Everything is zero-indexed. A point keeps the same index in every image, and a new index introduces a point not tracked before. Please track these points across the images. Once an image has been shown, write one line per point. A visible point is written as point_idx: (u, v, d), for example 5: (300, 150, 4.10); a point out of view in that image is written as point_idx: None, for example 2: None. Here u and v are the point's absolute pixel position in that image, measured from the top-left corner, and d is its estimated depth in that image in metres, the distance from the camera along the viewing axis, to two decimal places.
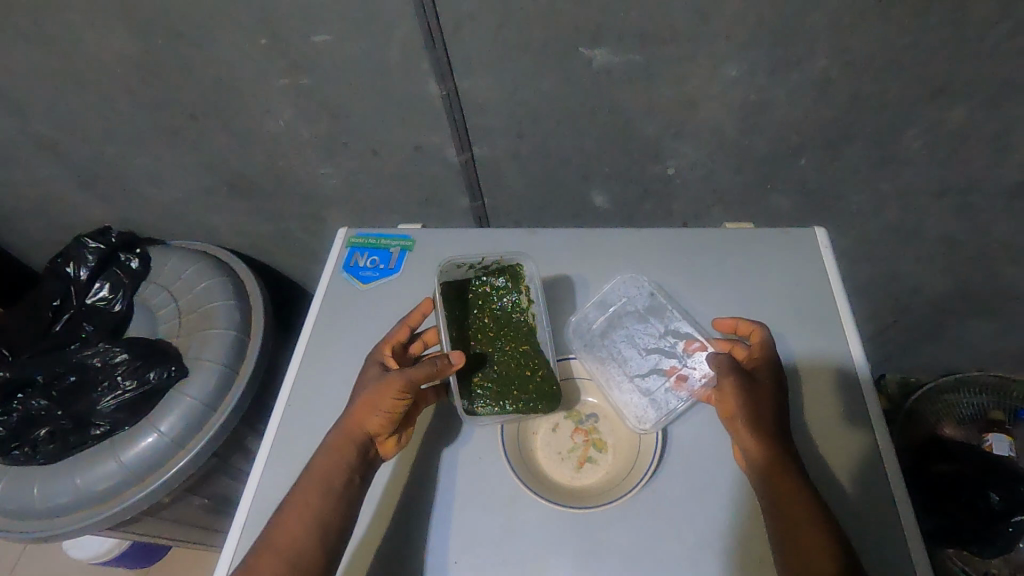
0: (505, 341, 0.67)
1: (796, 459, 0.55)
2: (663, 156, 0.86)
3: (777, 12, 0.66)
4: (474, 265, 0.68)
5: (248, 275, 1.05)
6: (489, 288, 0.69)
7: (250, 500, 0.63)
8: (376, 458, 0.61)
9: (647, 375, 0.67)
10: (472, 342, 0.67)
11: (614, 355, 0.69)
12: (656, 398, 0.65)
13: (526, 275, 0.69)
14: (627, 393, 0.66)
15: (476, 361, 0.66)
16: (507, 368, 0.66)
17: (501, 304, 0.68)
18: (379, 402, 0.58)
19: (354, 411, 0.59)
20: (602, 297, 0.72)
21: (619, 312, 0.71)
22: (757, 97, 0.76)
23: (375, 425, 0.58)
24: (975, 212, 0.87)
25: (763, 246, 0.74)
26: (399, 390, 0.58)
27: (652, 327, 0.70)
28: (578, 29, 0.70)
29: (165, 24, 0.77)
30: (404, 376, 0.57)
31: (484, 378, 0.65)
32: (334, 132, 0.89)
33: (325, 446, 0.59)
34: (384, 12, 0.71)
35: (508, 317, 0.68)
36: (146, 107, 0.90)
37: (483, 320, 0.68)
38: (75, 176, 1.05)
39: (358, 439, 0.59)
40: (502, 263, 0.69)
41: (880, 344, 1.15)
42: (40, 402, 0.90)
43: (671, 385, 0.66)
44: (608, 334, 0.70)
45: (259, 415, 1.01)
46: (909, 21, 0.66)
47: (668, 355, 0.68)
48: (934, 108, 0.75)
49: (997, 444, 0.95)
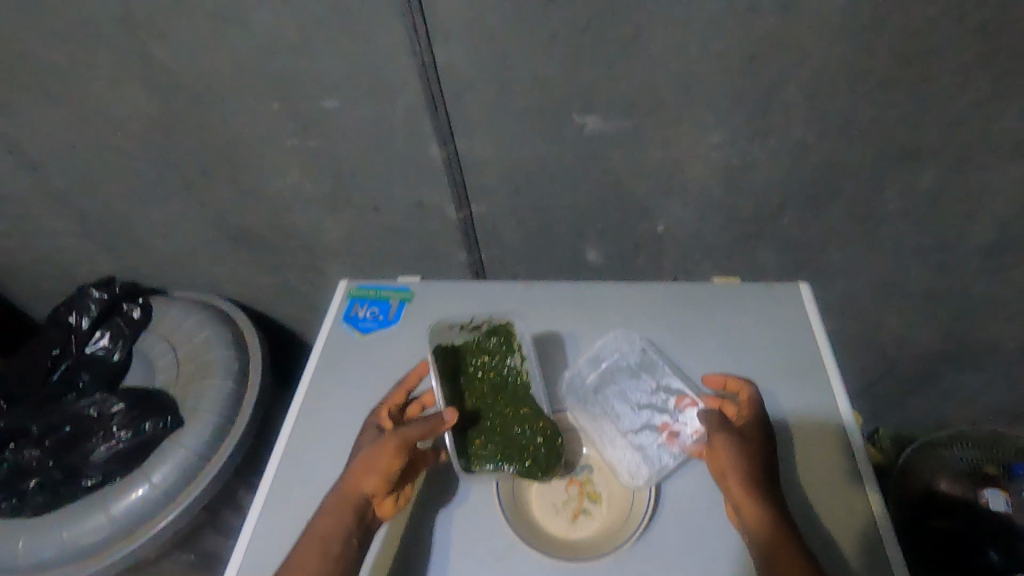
0: (500, 398, 0.67)
1: (787, 517, 0.56)
2: (652, 216, 0.91)
3: (752, 84, 0.72)
4: (466, 325, 0.73)
5: (248, 326, 1.06)
6: (485, 345, 0.70)
7: (242, 556, 0.63)
8: (375, 520, 0.60)
9: (640, 431, 0.68)
10: (468, 398, 0.67)
11: (608, 411, 0.70)
12: (648, 454, 0.66)
13: (517, 333, 0.72)
14: (620, 450, 0.67)
15: (471, 417, 0.66)
16: (507, 426, 0.66)
17: (499, 362, 0.69)
18: (374, 462, 0.59)
19: (352, 473, 0.60)
20: (593, 353, 0.74)
21: (609, 367, 0.73)
22: (737, 160, 0.81)
23: (372, 486, 0.59)
24: (949, 270, 0.91)
25: (750, 298, 0.77)
26: (394, 450, 0.58)
27: (644, 382, 0.71)
28: (570, 98, 0.76)
29: (185, 90, 0.82)
30: (399, 435, 0.59)
31: (486, 439, 0.65)
32: (339, 190, 0.93)
33: (325, 507, 0.59)
34: (392, 81, 0.76)
35: (502, 374, 0.69)
36: (161, 165, 0.94)
37: (478, 378, 0.68)
38: (84, 229, 1.09)
39: (355, 501, 0.59)
40: (496, 324, 0.72)
41: (873, 397, 1.17)
42: (33, 452, 0.89)
43: (664, 441, 0.66)
44: (600, 389, 0.71)
45: (252, 468, 1.00)
46: (872, 92, 0.71)
47: (660, 411, 0.69)
48: (907, 170, 0.79)
49: (994, 499, 0.91)
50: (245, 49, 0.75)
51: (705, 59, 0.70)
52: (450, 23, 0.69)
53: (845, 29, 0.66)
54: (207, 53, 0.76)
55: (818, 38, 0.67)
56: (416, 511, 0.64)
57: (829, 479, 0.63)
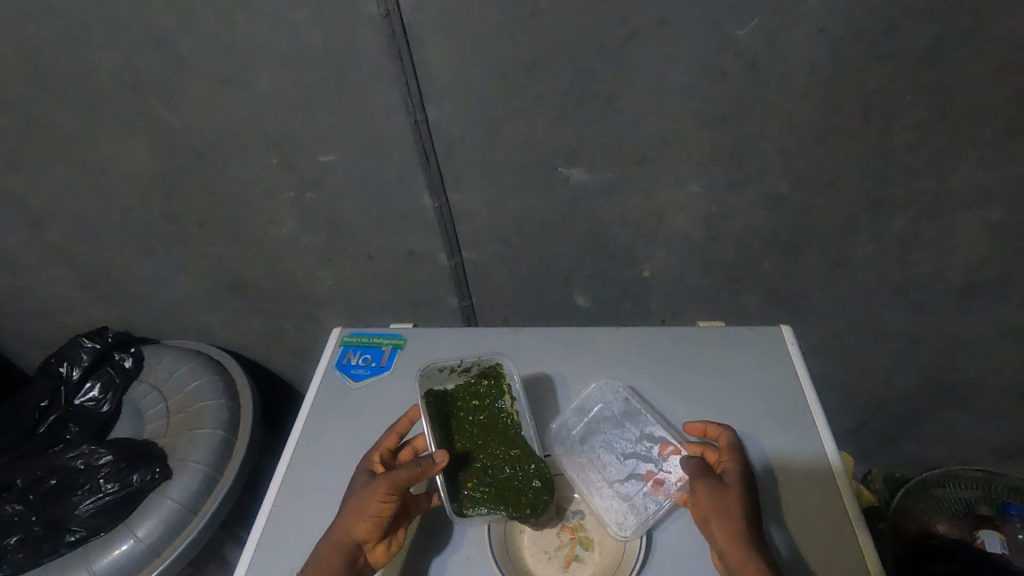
0: (491, 439, 0.68)
1: (772, 562, 0.56)
2: (638, 262, 0.94)
3: (726, 139, 0.76)
4: (454, 367, 0.74)
5: (240, 375, 1.06)
6: (474, 387, 0.72)
7: None
8: (366, 568, 0.60)
9: (626, 481, 0.68)
10: (458, 440, 0.68)
11: (593, 461, 0.70)
12: (635, 504, 0.66)
13: (506, 373, 0.73)
14: (607, 499, 0.67)
15: (460, 459, 0.67)
16: (498, 467, 0.66)
17: (489, 403, 0.70)
18: (365, 507, 0.59)
19: (343, 521, 0.60)
20: (579, 403, 0.75)
21: (594, 417, 0.73)
22: (716, 209, 0.85)
23: (363, 532, 0.59)
24: (926, 312, 0.94)
25: (735, 343, 0.79)
26: (386, 493, 0.59)
27: (628, 431, 0.72)
28: (556, 152, 0.79)
29: (187, 148, 0.85)
30: (390, 479, 0.59)
31: (479, 481, 0.65)
32: (334, 239, 0.96)
33: (315, 556, 0.59)
34: (386, 137, 0.80)
35: (493, 416, 0.70)
36: (159, 217, 0.96)
37: (468, 420, 0.69)
38: (79, 280, 1.10)
39: (347, 549, 0.59)
40: (484, 366, 0.74)
41: (863, 436, 1.18)
42: (15, 507, 0.87)
43: (649, 489, 0.67)
44: (585, 440, 0.72)
45: (240, 520, 0.98)
46: (839, 146, 0.76)
47: (645, 460, 0.69)
48: (877, 217, 0.83)
49: (989, 541, 0.94)
50: (245, 109, 0.79)
51: (681, 116, 0.74)
52: (441, 85, 0.73)
53: (810, 90, 0.71)
54: (209, 113, 0.80)
55: (786, 97, 0.71)
56: (405, 558, 0.63)
57: (817, 521, 0.63)
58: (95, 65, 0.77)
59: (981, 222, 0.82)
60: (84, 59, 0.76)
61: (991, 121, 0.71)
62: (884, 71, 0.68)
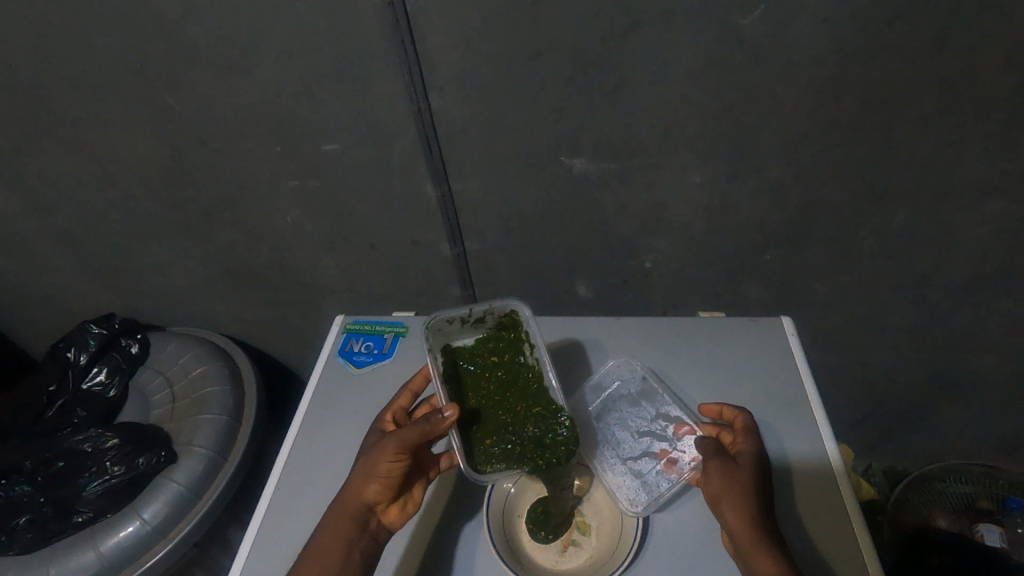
0: (510, 395, 0.70)
1: (780, 542, 0.56)
2: (640, 253, 0.94)
3: (728, 130, 0.76)
4: (462, 317, 0.71)
5: (245, 362, 1.07)
6: (490, 342, 0.73)
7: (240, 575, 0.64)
8: (380, 530, 0.62)
9: (639, 458, 0.70)
10: (471, 398, 0.70)
11: (608, 437, 0.72)
12: (646, 481, 0.67)
13: (523, 321, 0.72)
14: (620, 475, 0.68)
15: (474, 417, 0.68)
16: (520, 423, 0.67)
17: (507, 360, 0.72)
18: (374, 469, 0.60)
19: (353, 484, 0.61)
20: (597, 380, 0.76)
21: (611, 394, 0.75)
22: (718, 201, 0.85)
23: (372, 493, 0.60)
24: (928, 307, 0.94)
25: (738, 336, 0.79)
26: (395, 453, 0.59)
27: (643, 410, 0.74)
28: (556, 142, 0.80)
29: (192, 136, 0.86)
30: (397, 439, 0.59)
31: (498, 438, 0.66)
32: (337, 229, 0.96)
33: (328, 518, 0.60)
34: (389, 126, 0.80)
35: (512, 370, 0.72)
36: (163, 205, 0.97)
37: (484, 379, 0.71)
38: (86, 267, 1.11)
39: (357, 513, 0.60)
40: (498, 313, 0.72)
41: (864, 428, 1.18)
42: (24, 488, 0.89)
43: (662, 467, 0.68)
44: (601, 416, 0.74)
45: (244, 505, 1.00)
46: (842, 138, 0.76)
47: (659, 438, 0.71)
48: (879, 209, 0.83)
49: (988, 535, 0.92)
50: (248, 97, 0.79)
51: (683, 107, 0.74)
52: (443, 73, 0.74)
53: (813, 80, 0.70)
54: (214, 102, 0.81)
55: (788, 88, 0.71)
56: (411, 541, 0.66)
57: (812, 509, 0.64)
58: (102, 54, 0.77)
59: (986, 215, 0.81)
60: (91, 46, 0.77)
61: (996, 113, 0.71)
62: (888, 62, 0.68)
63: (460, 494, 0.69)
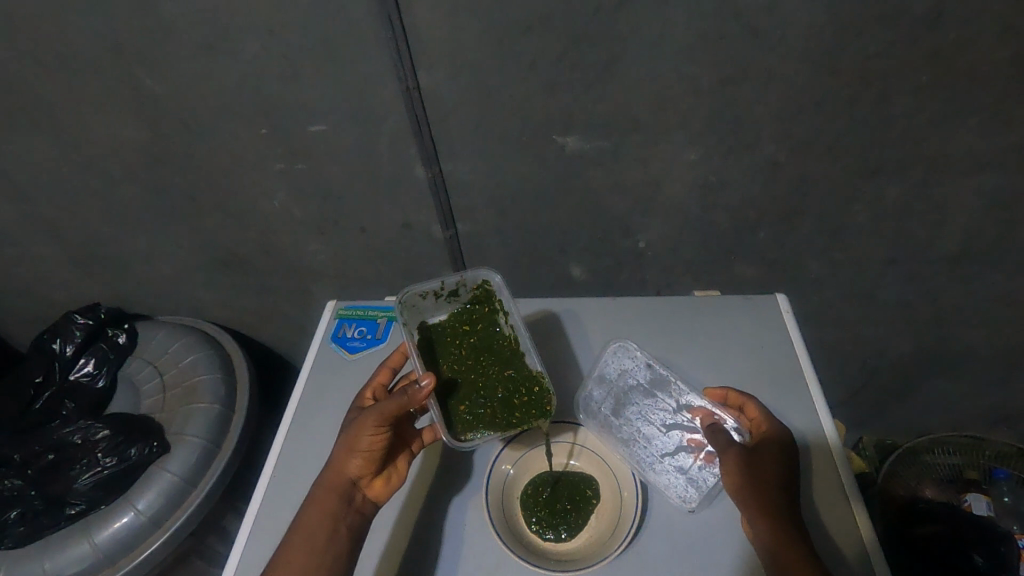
0: (485, 361, 0.72)
1: (801, 527, 0.58)
2: (634, 232, 0.93)
3: (721, 106, 0.75)
4: (436, 290, 0.74)
5: (236, 350, 1.06)
6: (466, 310, 0.75)
7: (240, 551, 0.64)
8: (366, 505, 0.62)
9: (676, 453, 0.70)
10: (446, 369, 0.71)
11: (636, 435, 0.72)
12: (693, 476, 0.68)
13: (495, 289, 0.74)
14: (664, 474, 0.68)
15: (450, 387, 0.70)
16: (493, 389, 0.69)
17: (484, 329, 0.74)
18: (355, 443, 0.60)
19: (335, 460, 0.61)
20: (600, 372, 0.76)
21: (621, 386, 0.75)
22: (712, 178, 0.84)
23: (356, 468, 0.61)
24: (920, 280, 0.95)
25: (738, 313, 0.80)
26: (375, 426, 0.60)
27: (662, 402, 0.74)
28: (549, 121, 0.78)
29: (172, 118, 0.83)
30: (376, 412, 0.60)
31: (471, 405, 0.68)
32: (327, 212, 0.95)
33: (313, 497, 0.61)
34: (377, 106, 0.78)
35: (487, 338, 0.73)
36: (146, 190, 0.95)
37: (461, 350, 0.73)
38: (68, 256, 1.08)
39: (343, 487, 0.61)
40: (471, 283, 0.75)
41: (855, 403, 1.20)
42: (15, 482, 0.88)
43: (702, 462, 0.69)
44: (620, 413, 0.73)
45: (240, 493, 1.00)
46: (836, 112, 0.75)
47: (689, 430, 0.71)
48: (872, 184, 0.83)
49: (975, 503, 0.97)
50: (229, 77, 0.76)
51: (678, 83, 0.73)
52: (432, 48, 0.71)
53: (809, 53, 0.69)
54: (193, 83, 0.78)
55: (783, 63, 0.70)
56: (410, 528, 0.65)
57: (814, 492, 0.65)
58: (74, 31, 0.74)
59: (979, 187, 0.81)
60: (62, 23, 0.73)
61: (990, 87, 0.70)
62: (884, 34, 0.67)
63: (459, 478, 0.69)
